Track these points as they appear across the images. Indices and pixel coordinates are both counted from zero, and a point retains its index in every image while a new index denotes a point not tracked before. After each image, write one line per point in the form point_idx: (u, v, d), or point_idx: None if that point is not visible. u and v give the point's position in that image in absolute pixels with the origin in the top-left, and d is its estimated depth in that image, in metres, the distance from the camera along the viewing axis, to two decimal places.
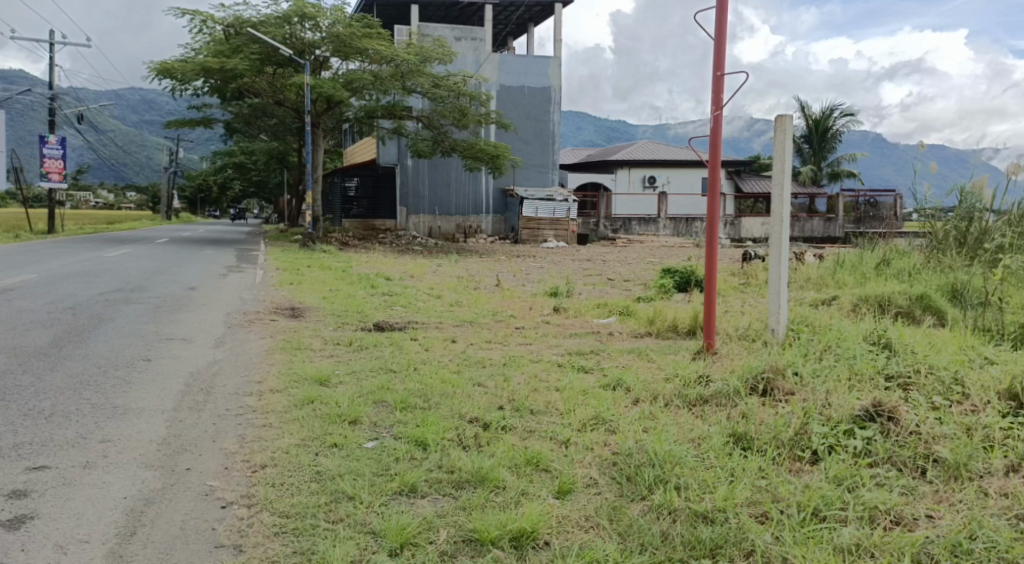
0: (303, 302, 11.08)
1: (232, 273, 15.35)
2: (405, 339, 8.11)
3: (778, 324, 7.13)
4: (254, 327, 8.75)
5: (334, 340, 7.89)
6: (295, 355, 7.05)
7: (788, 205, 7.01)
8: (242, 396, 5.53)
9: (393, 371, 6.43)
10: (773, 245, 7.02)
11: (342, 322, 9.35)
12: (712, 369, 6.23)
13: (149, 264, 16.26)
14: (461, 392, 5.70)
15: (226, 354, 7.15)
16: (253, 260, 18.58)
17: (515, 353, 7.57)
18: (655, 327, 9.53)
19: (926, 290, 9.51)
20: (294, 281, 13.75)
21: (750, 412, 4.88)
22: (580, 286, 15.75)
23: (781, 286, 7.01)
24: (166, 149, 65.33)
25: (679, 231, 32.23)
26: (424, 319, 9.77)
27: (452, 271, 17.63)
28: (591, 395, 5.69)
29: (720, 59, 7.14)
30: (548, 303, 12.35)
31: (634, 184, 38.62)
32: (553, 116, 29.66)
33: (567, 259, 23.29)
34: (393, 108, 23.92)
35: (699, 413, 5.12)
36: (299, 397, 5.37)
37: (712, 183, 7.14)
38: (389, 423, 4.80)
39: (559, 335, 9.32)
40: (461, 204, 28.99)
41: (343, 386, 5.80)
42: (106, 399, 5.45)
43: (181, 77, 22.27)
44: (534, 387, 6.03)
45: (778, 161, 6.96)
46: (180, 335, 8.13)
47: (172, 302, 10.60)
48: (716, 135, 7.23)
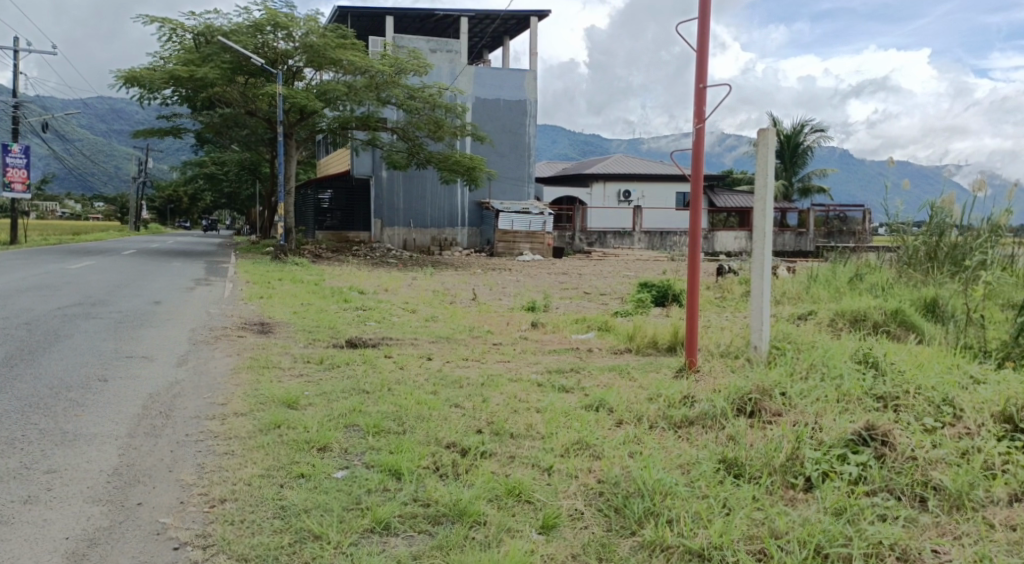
0: (272, 317, 10.76)
1: (199, 286, 14.96)
2: (378, 356, 7.82)
3: (761, 340, 6.91)
4: (220, 344, 8.42)
5: (303, 358, 7.59)
6: (262, 374, 6.75)
7: (771, 219, 6.81)
8: (204, 420, 5.23)
9: (364, 392, 6.14)
10: (755, 260, 6.82)
11: (313, 337, 9.04)
12: (697, 388, 6.00)
13: (114, 276, 15.84)
14: (436, 415, 5.42)
15: (188, 374, 6.83)
16: (222, 273, 18.20)
17: (492, 371, 7.31)
18: (635, 343, 9.31)
19: (902, 306, 9.38)
20: (263, 295, 13.40)
21: (738, 435, 4.63)
22: (556, 300, 15.56)
23: (764, 303, 6.80)
24: (136, 159, 64.51)
25: (654, 245, 32.23)
26: (397, 336, 9.49)
27: (426, 285, 17.37)
28: (573, 417, 5.43)
29: (703, 70, 6.96)
30: (524, 318, 12.10)
31: (609, 197, 38.55)
32: (528, 129, 29.51)
33: (543, 272, 23.09)
34: (368, 119, 23.62)
35: (683, 436, 4.85)
36: (264, 421, 5.06)
37: (694, 197, 6.94)
38: (360, 449, 4.51)
39: (537, 352, 9.09)
40: (436, 217, 28.72)
41: (311, 408, 5.50)
42: (57, 424, 5.13)
43: (149, 86, 21.88)
44: (513, 408, 5.76)
45: (761, 174, 6.77)
46: (141, 353, 7.79)
47: (135, 318, 10.24)
48: (699, 148, 7.04)
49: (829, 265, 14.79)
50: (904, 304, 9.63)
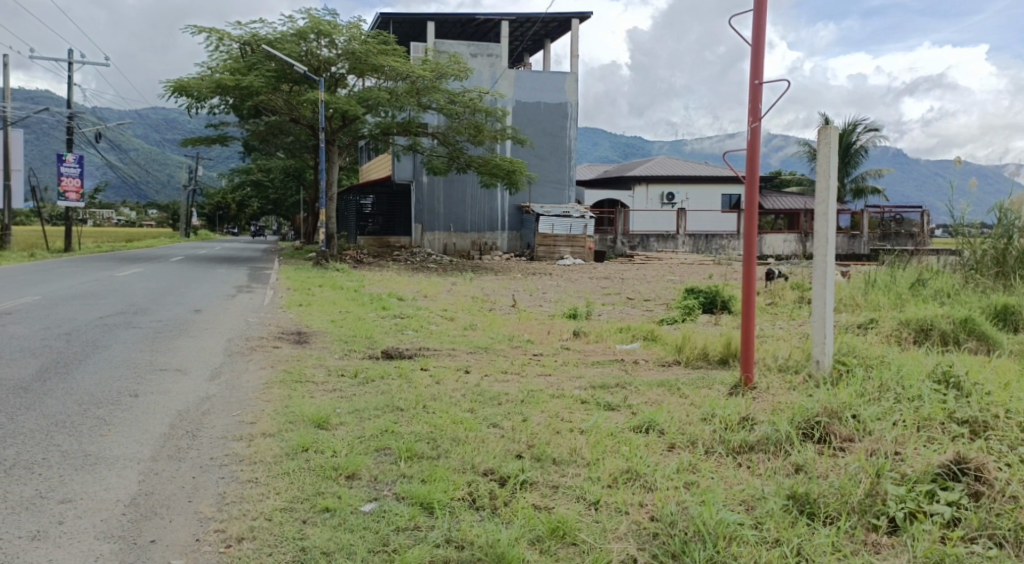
0: (309, 326, 10.52)
1: (241, 293, 14.81)
2: (414, 369, 7.51)
3: (824, 355, 6.80)
4: (255, 355, 8.18)
5: (337, 371, 7.30)
6: (295, 389, 6.47)
7: (833, 225, 6.65)
8: (230, 441, 4.94)
9: (398, 409, 5.83)
10: (816, 270, 6.68)
11: (349, 348, 8.76)
12: (756, 412, 5.66)
13: (158, 283, 15.79)
14: (473, 436, 5.11)
15: (221, 388, 6.57)
16: (264, 279, 18.14)
17: (533, 386, 6.96)
18: (684, 354, 8.97)
19: (970, 314, 8.91)
20: (303, 303, 13.21)
21: (811, 470, 4.43)
22: (600, 307, 15.15)
23: (826, 313, 6.62)
24: (186, 167, 65.43)
25: (698, 248, 31.60)
26: (436, 346, 9.18)
27: (466, 291, 17.08)
28: (621, 441, 5.14)
29: (758, 66, 6.58)
30: (567, 326, 11.74)
31: (651, 200, 37.94)
32: (569, 132, 29.12)
33: (585, 277, 22.73)
34: (409, 125, 23.43)
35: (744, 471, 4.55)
36: (293, 442, 4.78)
37: (750, 200, 6.57)
38: (391, 476, 4.21)
39: (579, 363, 8.73)
40: (477, 221, 28.50)
41: (343, 428, 5.20)
42: (78, 443, 4.87)
43: (196, 95, 21.81)
44: (555, 429, 5.43)
45: (823, 176, 6.61)
46: (174, 365, 7.56)
47: (174, 327, 10.07)
48: (753, 147, 6.66)
49: (886, 269, 14.22)
50: (973, 311, 9.14)
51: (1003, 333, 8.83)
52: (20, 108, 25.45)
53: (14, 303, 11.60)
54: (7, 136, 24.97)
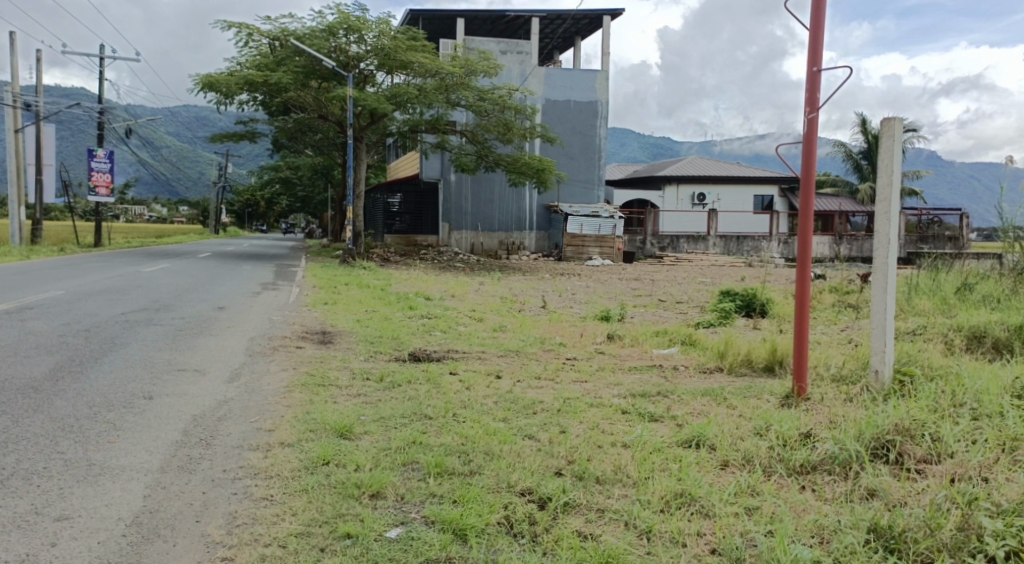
0: (335, 326, 10.17)
1: (267, 291, 14.48)
2: (443, 373, 7.13)
3: (883, 365, 6.47)
4: (277, 356, 7.82)
5: (362, 374, 6.92)
6: (316, 394, 6.10)
7: (896, 224, 6.36)
8: (245, 451, 4.55)
9: (426, 418, 5.43)
10: (877, 271, 6.38)
11: (375, 349, 8.38)
12: (818, 429, 5.24)
13: (185, 280, 15.59)
14: (508, 450, 4.70)
15: (239, 391, 6.20)
16: (290, 277, 17.85)
17: (569, 393, 6.56)
18: (726, 361, 8.55)
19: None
20: (329, 301, 12.90)
21: (890, 498, 4.15)
22: (632, 309, 14.72)
23: (886, 318, 6.37)
24: (217, 164, 65.50)
25: (729, 250, 30.94)
26: (465, 348, 8.77)
27: (495, 291, 16.71)
28: (669, 458, 4.75)
29: (817, 52, 6.17)
30: (601, 329, 11.31)
31: (682, 201, 37.32)
32: (600, 130, 28.62)
33: (615, 277, 22.31)
34: (438, 123, 23.07)
35: (812, 501, 4.12)
36: (313, 454, 4.39)
37: (805, 197, 6.22)
38: (420, 496, 3.81)
39: (615, 369, 8.28)
40: (504, 220, 28.09)
41: (368, 438, 4.80)
42: (83, 451, 4.50)
43: (225, 92, 21.58)
44: (596, 443, 5.03)
45: (886, 172, 6.35)
46: (192, 365, 7.21)
47: (196, 325, 9.77)
48: (810, 139, 6.24)
49: (929, 273, 13.76)
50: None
51: None
52: (51, 102, 25.41)
53: (37, 298, 11.33)
54: (38, 130, 24.90)
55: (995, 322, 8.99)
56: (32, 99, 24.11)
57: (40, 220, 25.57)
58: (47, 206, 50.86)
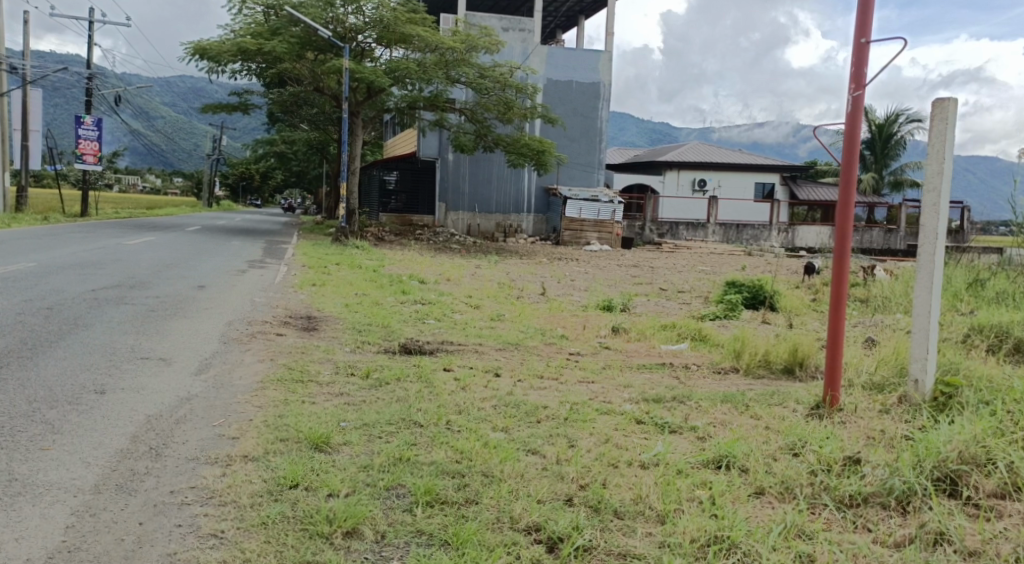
0: (321, 310, 9.48)
1: (252, 269, 13.75)
2: (435, 368, 6.46)
3: (925, 375, 5.84)
4: (254, 344, 7.10)
5: (346, 368, 6.23)
6: (293, 392, 5.41)
7: (945, 221, 5.68)
8: (200, 466, 3.85)
9: (416, 426, 4.75)
10: (924, 272, 5.71)
11: (362, 339, 7.69)
12: (866, 450, 4.62)
13: (167, 255, 14.83)
14: (510, 469, 4.05)
15: (205, 387, 5.49)
16: (279, 254, 17.14)
17: (574, 397, 5.91)
18: (742, 361, 7.90)
19: None
20: (317, 281, 12.19)
21: (961, 546, 3.55)
22: (634, 298, 14.02)
23: (930, 321, 5.71)
24: (211, 136, 64.24)
25: (728, 238, 30.21)
26: (460, 340, 8.08)
27: (492, 275, 16.00)
28: (697, 484, 4.09)
29: (866, 22, 5.46)
30: (605, 320, 10.63)
31: (682, 186, 36.58)
32: (602, 112, 27.84)
33: (613, 263, 21.66)
34: (437, 100, 22.19)
35: (868, 550, 3.51)
36: (280, 471, 3.71)
37: (846, 185, 5.57)
38: (404, 536, 3.21)
39: (622, 368, 7.59)
40: (502, 202, 27.31)
41: (347, 452, 4.13)
42: (6, 462, 3.80)
43: (216, 59, 20.73)
44: (610, 461, 4.37)
45: (936, 159, 5.67)
46: (156, 353, 6.50)
47: (171, 306, 9.06)
48: (852, 117, 5.56)
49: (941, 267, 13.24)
50: None
51: None
52: (37, 66, 24.48)
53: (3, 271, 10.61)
54: (23, 95, 24.01)
55: (1022, 324, 8.42)
56: (17, 61, 23.22)
57: (24, 187, 24.74)
58: (38, 173, 49.74)
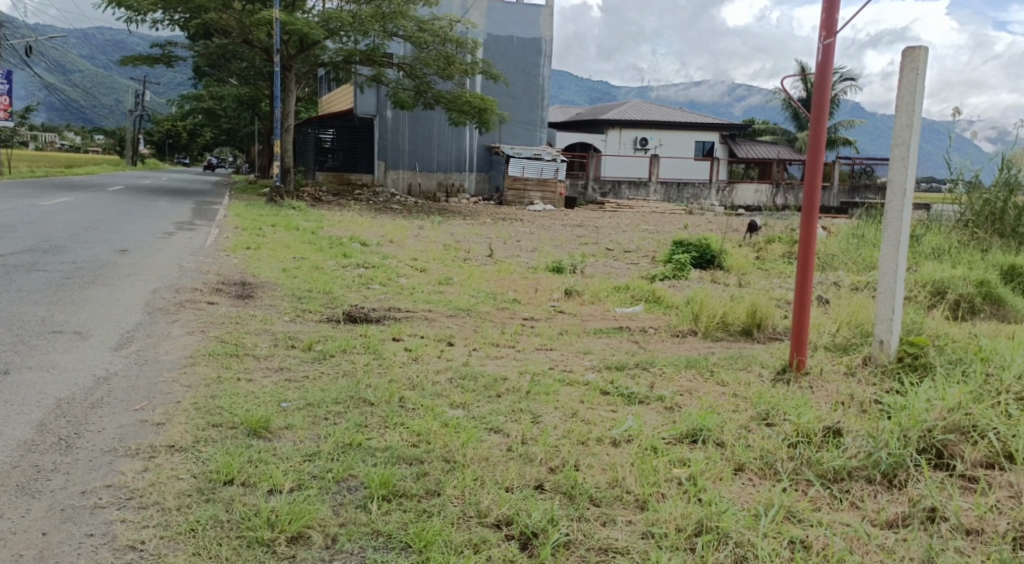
0: (257, 275, 8.93)
1: (180, 232, 13.00)
2: (384, 339, 6.03)
3: (889, 336, 5.63)
4: (183, 315, 6.56)
5: (286, 340, 5.77)
6: (227, 368, 4.96)
7: (913, 178, 5.44)
8: (119, 459, 3.42)
9: (366, 404, 4.35)
10: (891, 229, 5.49)
11: (302, 307, 7.22)
12: (844, 419, 4.34)
13: (86, 216, 13.96)
14: (473, 451, 3.70)
15: (126, 364, 5.00)
16: (209, 216, 16.37)
17: (533, 366, 5.58)
18: (700, 323, 7.60)
19: (987, 277, 8.53)
20: (251, 244, 11.57)
21: (959, 522, 3.32)
22: (583, 259, 13.74)
23: (896, 281, 5.49)
24: (133, 91, 61.54)
25: (670, 197, 30.09)
26: (408, 306, 7.68)
27: (436, 236, 15.55)
28: (674, 462, 3.79)
29: None
30: (558, 282, 10.29)
31: (624, 145, 36.56)
32: (544, 69, 27.36)
33: (557, 223, 21.36)
34: (374, 54, 21.40)
35: (865, 531, 3.21)
36: (211, 463, 3.30)
37: (815, 138, 5.32)
38: (359, 539, 2.90)
39: (580, 333, 7.28)
40: (444, 161, 26.70)
41: (290, 438, 3.74)
42: None
43: (136, 8, 19.57)
44: (579, 439, 4.05)
45: (904, 112, 5.41)
46: (71, 326, 5.94)
47: (89, 272, 8.40)
48: (822, 66, 5.29)
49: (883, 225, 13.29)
50: (988, 276, 8.66)
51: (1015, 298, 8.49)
52: None
53: None
54: None
55: (966, 280, 8.38)
56: None
57: None
58: None
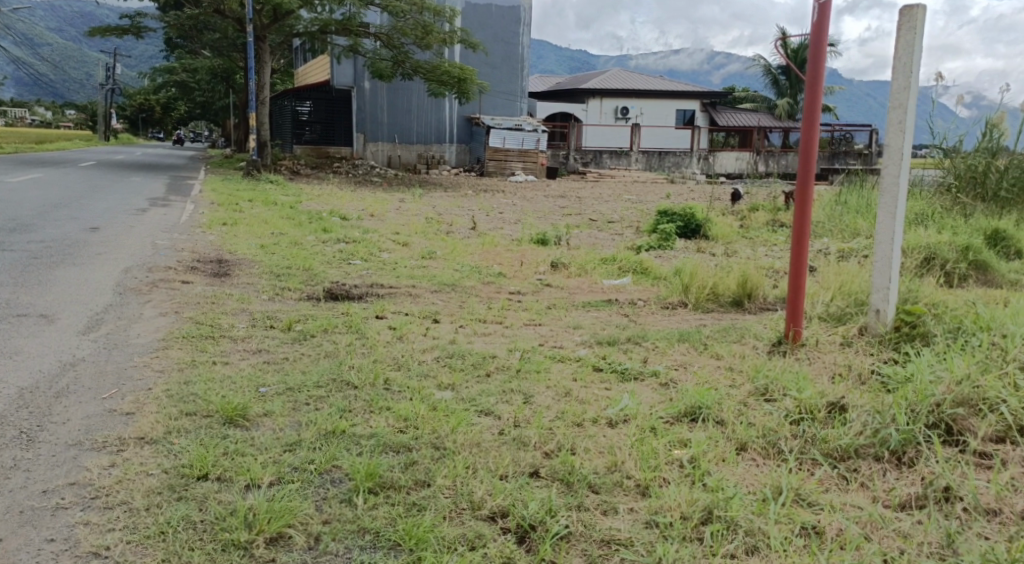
0: (234, 252, 8.66)
1: (154, 208, 12.67)
2: (366, 317, 5.81)
3: (885, 305, 5.38)
4: (155, 294, 6.31)
5: (264, 320, 5.54)
6: (203, 350, 4.74)
7: (910, 141, 5.23)
8: (84, 453, 3.23)
9: (349, 388, 4.15)
10: (888, 194, 5.28)
11: (280, 284, 6.97)
12: (846, 393, 4.13)
13: (56, 193, 13.57)
14: (463, 437, 3.49)
15: (95, 348, 4.78)
16: (184, 191, 16.01)
17: (523, 343, 5.37)
18: (690, 295, 7.41)
19: (971, 242, 8.35)
20: (227, 220, 11.27)
21: (976, 503, 3.13)
22: (566, 229, 13.54)
23: (893, 247, 5.27)
24: (103, 65, 60.42)
25: (651, 166, 29.89)
26: (391, 282, 7.45)
27: (416, 209, 15.30)
28: (673, 442, 3.59)
29: None
30: (543, 254, 10.09)
31: (605, 114, 35.99)
32: (523, 38, 27.07)
33: (539, 194, 21.10)
34: (349, 24, 20.91)
35: (879, 515, 3.04)
36: (183, 456, 3.12)
37: (811, 99, 5.10)
38: (345, 538, 2.72)
39: (568, 306, 7.09)
40: (423, 132, 26.29)
41: (269, 426, 3.53)
42: None
43: None
44: (573, 421, 3.85)
45: (901, 72, 5.19)
46: (37, 309, 5.68)
47: (58, 252, 8.11)
48: (818, 24, 5.07)
49: (867, 191, 13.18)
50: (977, 242, 8.53)
51: (1002, 264, 8.37)
52: None
53: None
54: None
55: (951, 246, 8.22)
56: None
57: None
58: None
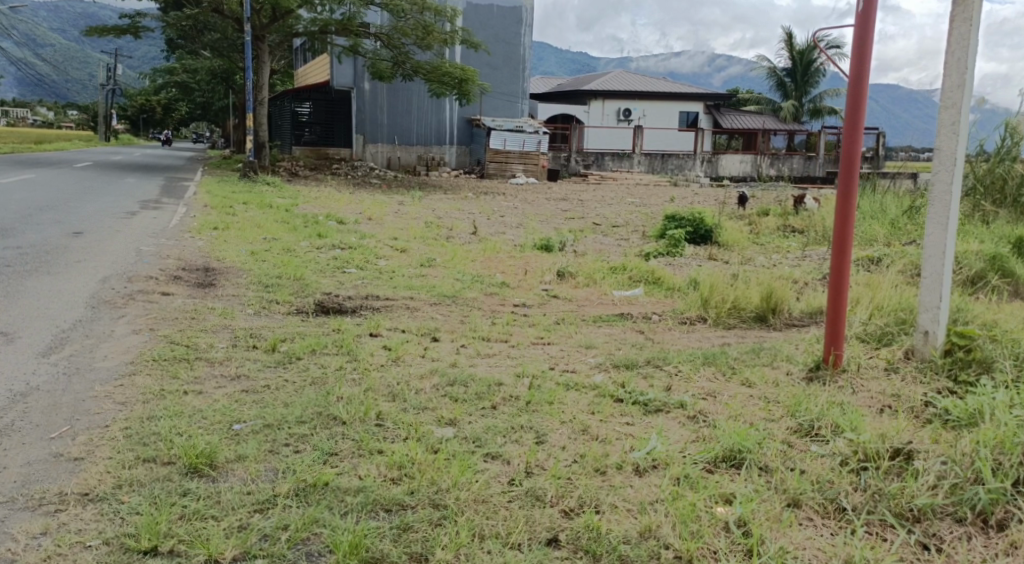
0: (221, 260, 8.12)
1: (144, 211, 12.14)
2: (358, 335, 5.25)
3: (935, 327, 4.83)
4: (131, 308, 5.77)
5: (246, 339, 4.99)
6: (174, 375, 4.20)
7: (964, 145, 4.67)
8: (16, 514, 2.75)
9: (336, 422, 3.61)
10: (938, 204, 4.73)
11: (268, 296, 6.44)
12: (910, 435, 3.57)
13: (42, 195, 13.03)
14: (473, 491, 2.96)
15: (53, 373, 4.24)
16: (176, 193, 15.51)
17: (529, 365, 4.84)
18: (709, 310, 6.85)
19: (999, 250, 7.81)
20: (218, 224, 10.75)
21: None
22: (572, 235, 13.04)
23: (945, 264, 4.71)
24: (104, 63, 59.83)
25: (654, 168, 29.18)
26: (387, 293, 6.92)
27: (415, 212, 14.78)
28: (715, 497, 3.06)
29: None
30: (547, 261, 9.56)
31: (607, 116, 35.51)
32: (524, 39, 26.57)
33: (540, 197, 20.59)
34: (349, 24, 20.35)
35: None
36: (131, 523, 2.67)
37: (855, 99, 4.55)
38: None
39: (578, 321, 6.54)
40: (423, 133, 25.74)
41: (238, 475, 3.01)
42: None
43: None
44: (595, 467, 3.31)
45: (955, 67, 4.63)
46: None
47: (34, 259, 7.58)
48: (863, 13, 4.51)
49: (881, 196, 12.66)
50: (1006, 251, 7.99)
51: None
52: None
53: None
54: None
55: (978, 255, 7.68)
56: None
57: None
58: None
